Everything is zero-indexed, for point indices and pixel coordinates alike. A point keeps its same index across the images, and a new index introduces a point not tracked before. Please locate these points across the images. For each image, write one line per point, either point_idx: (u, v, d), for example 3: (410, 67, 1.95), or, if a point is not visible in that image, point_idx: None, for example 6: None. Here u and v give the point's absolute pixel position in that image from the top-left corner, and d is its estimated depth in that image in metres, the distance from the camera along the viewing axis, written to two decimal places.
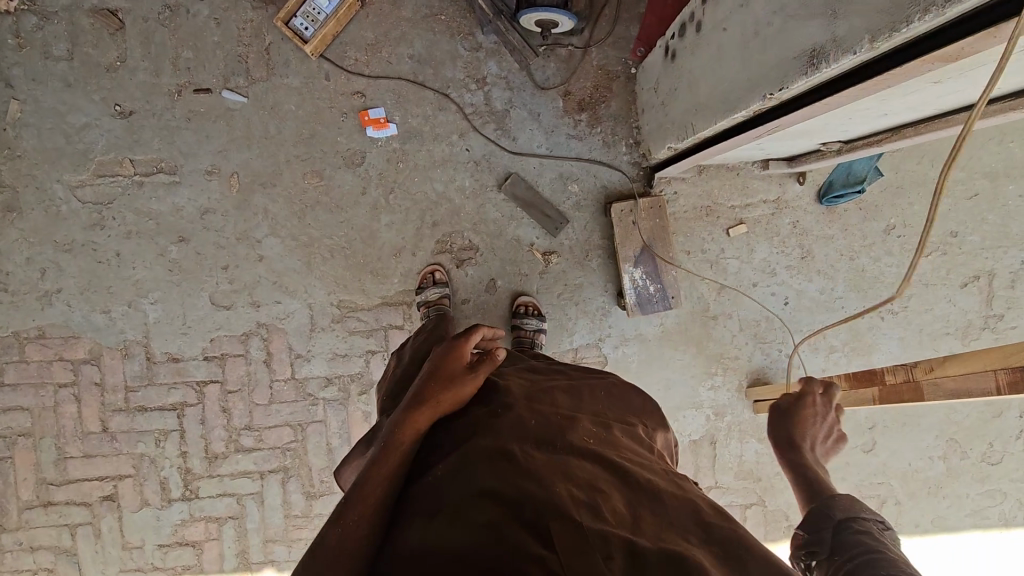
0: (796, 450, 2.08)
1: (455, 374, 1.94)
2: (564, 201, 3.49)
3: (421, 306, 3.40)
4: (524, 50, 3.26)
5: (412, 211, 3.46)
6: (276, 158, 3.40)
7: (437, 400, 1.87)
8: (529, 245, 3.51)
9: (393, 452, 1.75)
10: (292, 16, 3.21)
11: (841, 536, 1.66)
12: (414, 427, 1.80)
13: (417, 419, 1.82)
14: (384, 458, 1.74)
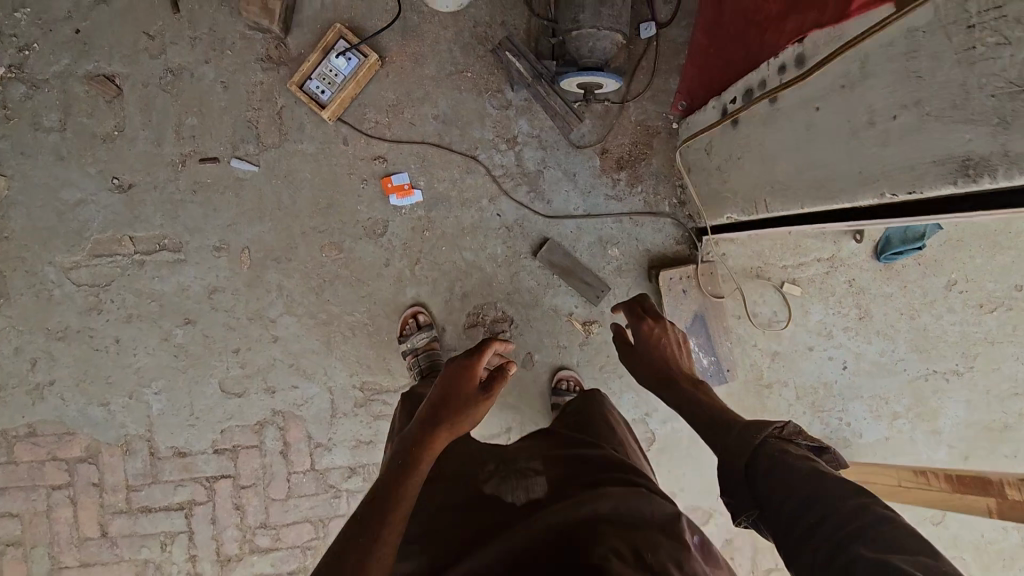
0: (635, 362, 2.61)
1: (468, 397, 1.71)
2: (604, 266, 3.21)
3: (408, 355, 3.06)
4: (564, 117, 3.03)
5: (439, 282, 3.18)
6: (291, 231, 3.11)
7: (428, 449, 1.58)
8: (567, 314, 3.23)
9: (370, 531, 1.38)
10: (307, 79, 2.95)
11: (759, 481, 1.64)
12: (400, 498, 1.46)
13: (403, 474, 1.52)
14: (358, 542, 1.37)
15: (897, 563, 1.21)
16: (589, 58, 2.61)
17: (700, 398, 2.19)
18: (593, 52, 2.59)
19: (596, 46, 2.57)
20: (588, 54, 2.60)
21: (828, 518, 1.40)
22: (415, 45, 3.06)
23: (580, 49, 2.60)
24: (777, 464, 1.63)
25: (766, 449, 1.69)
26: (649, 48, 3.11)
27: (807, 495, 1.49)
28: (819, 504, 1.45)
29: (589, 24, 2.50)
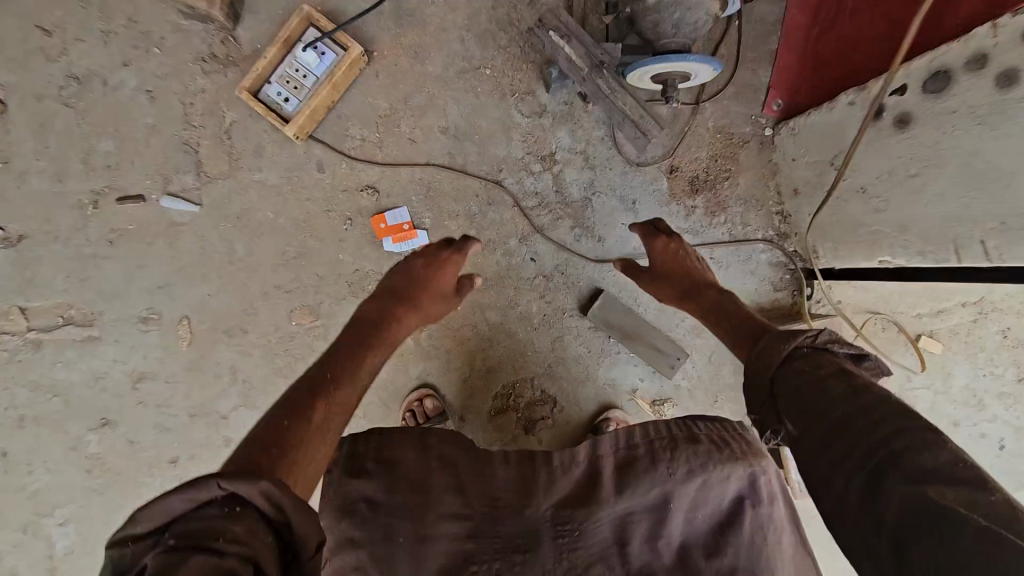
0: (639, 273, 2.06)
1: (441, 288, 1.79)
2: (679, 325, 2.36)
3: None
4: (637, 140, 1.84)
5: (454, 354, 2.33)
6: (248, 292, 2.26)
7: (331, 396, 1.37)
8: (629, 391, 2.38)
9: (278, 460, 1.16)
10: (265, 83, 2.12)
11: (789, 386, 1.26)
12: (300, 428, 1.26)
13: (297, 415, 1.28)
14: (286, 434, 1.22)
15: (953, 507, 0.89)
16: (670, 37, 1.76)
17: (717, 310, 1.74)
18: (676, 27, 1.73)
19: (681, 16, 1.70)
20: (669, 30, 1.74)
21: (866, 440, 1.06)
22: (413, 34, 2.23)
23: (655, 24, 1.74)
24: (811, 374, 1.24)
25: (786, 373, 1.29)
26: (732, 30, 2.28)
27: (861, 408, 1.11)
28: (862, 425, 1.09)
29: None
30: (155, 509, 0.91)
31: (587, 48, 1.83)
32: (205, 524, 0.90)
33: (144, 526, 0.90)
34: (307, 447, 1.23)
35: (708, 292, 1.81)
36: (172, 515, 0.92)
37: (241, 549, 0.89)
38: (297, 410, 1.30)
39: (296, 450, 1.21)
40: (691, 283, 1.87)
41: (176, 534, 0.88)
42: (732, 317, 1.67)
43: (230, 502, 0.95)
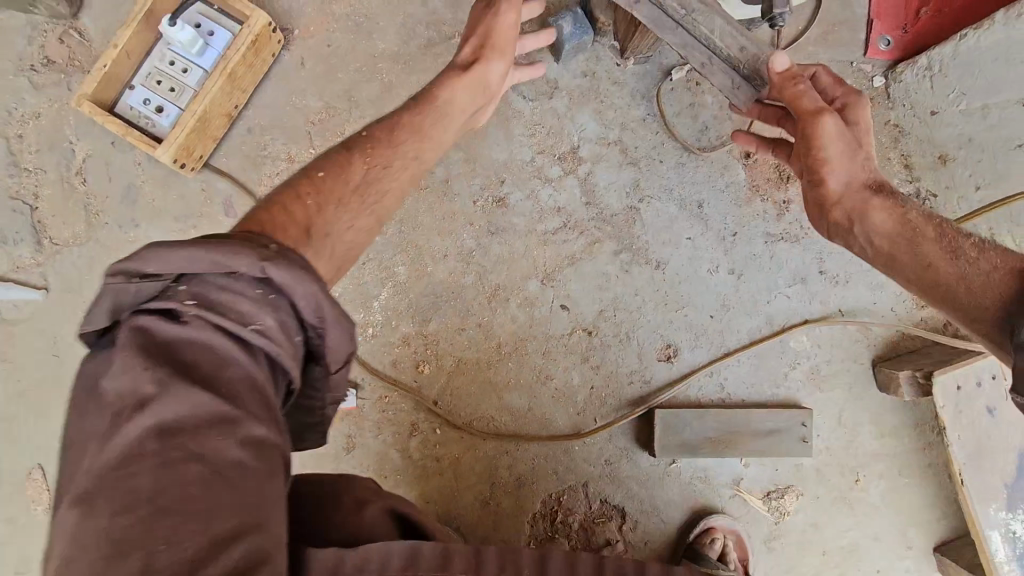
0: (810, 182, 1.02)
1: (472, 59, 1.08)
2: (788, 375, 1.59)
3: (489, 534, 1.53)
4: (736, 92, 1.11)
5: (463, 462, 1.54)
6: None
7: (380, 197, 0.92)
8: (731, 484, 1.58)
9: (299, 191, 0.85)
10: (128, 89, 1.37)
11: None
12: (336, 184, 0.89)
13: (331, 169, 0.90)
14: (304, 181, 0.88)
15: None
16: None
17: (903, 242, 0.93)
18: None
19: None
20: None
21: None
22: None
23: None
24: None
25: None
26: None
27: None
28: None
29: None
30: (164, 252, 0.64)
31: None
32: (226, 294, 0.64)
33: (150, 269, 0.64)
34: (346, 198, 0.88)
35: (879, 211, 0.95)
36: (184, 272, 0.64)
37: (268, 346, 0.63)
38: (305, 181, 0.88)
39: (340, 230, 0.86)
40: (817, 179, 1.01)
41: (190, 301, 0.63)
42: (955, 291, 0.87)
43: (266, 281, 0.65)
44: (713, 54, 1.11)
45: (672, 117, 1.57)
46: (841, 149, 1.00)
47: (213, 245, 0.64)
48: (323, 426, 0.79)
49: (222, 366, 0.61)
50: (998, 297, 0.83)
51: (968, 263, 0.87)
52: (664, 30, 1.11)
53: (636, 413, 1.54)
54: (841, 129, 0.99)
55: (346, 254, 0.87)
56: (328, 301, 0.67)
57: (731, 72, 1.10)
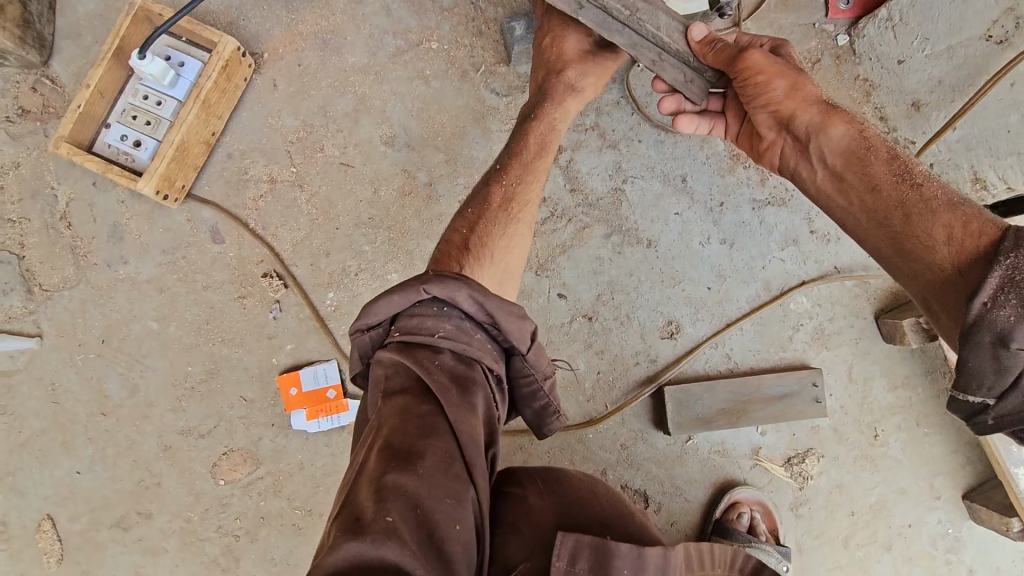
0: (762, 109, 1.06)
1: (578, 82, 1.20)
2: (794, 338, 1.58)
3: None
4: (689, 85, 1.15)
5: None
6: (138, 453, 1.43)
7: (525, 199, 1.11)
8: (750, 455, 1.56)
9: (467, 229, 1.04)
10: (104, 127, 1.38)
11: None
12: (480, 210, 1.07)
13: (479, 201, 1.09)
14: (462, 218, 1.07)
15: None
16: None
17: (854, 159, 0.94)
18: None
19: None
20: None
21: None
22: (314, 18, 1.51)
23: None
24: None
25: None
26: None
27: None
28: None
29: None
30: (381, 304, 0.86)
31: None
32: (416, 319, 0.84)
33: (375, 320, 0.86)
34: (494, 221, 1.06)
35: (836, 125, 0.97)
36: (392, 312, 0.85)
37: (456, 346, 0.82)
38: (461, 221, 1.06)
39: (498, 234, 1.06)
40: (767, 101, 1.05)
41: (397, 332, 0.83)
42: (900, 219, 0.86)
43: (441, 301, 0.85)
44: (663, 50, 1.10)
45: (646, 97, 1.57)
46: (787, 76, 1.04)
47: (403, 288, 0.86)
48: (549, 407, 0.92)
49: (423, 361, 0.80)
50: (939, 233, 0.81)
51: (916, 184, 0.87)
52: (612, 33, 1.08)
53: (645, 393, 1.53)
54: (774, 59, 1.06)
55: (505, 255, 1.06)
56: (488, 296, 0.85)
57: (681, 65, 1.12)
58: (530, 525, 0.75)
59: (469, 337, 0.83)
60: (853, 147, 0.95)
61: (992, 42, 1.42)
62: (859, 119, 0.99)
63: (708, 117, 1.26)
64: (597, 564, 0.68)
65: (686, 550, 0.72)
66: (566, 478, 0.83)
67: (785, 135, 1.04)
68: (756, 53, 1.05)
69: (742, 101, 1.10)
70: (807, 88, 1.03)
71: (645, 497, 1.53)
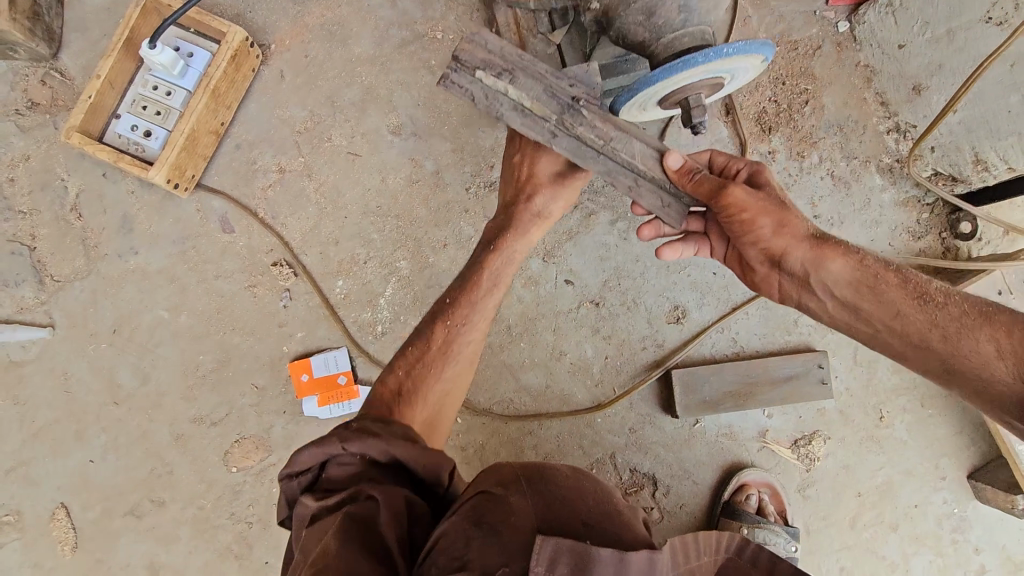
0: (756, 247, 1.03)
1: (541, 200, 1.18)
2: (799, 321, 1.59)
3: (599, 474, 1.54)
4: (667, 210, 1.07)
5: (490, 449, 1.52)
6: (150, 442, 1.44)
7: (470, 345, 1.09)
8: (757, 437, 1.57)
9: (401, 379, 1.02)
10: (114, 118, 1.39)
11: None
12: (416, 356, 1.05)
13: (418, 345, 1.07)
14: (397, 364, 1.04)
15: None
16: (680, 30, 0.97)
17: (863, 289, 0.94)
18: (688, 7, 0.95)
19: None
20: (677, 19, 0.96)
21: None
22: (321, 10, 1.52)
23: (643, 16, 0.96)
24: None
25: None
26: None
27: None
28: None
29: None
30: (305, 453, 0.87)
31: (544, 86, 1.03)
32: (336, 464, 0.84)
33: (302, 467, 0.86)
34: (431, 370, 1.04)
35: (834, 260, 0.95)
36: (318, 461, 0.86)
37: (372, 478, 0.82)
38: (397, 365, 1.05)
39: (437, 387, 1.04)
40: (756, 239, 1.02)
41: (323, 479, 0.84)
42: (939, 340, 0.87)
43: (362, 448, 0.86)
44: (638, 175, 1.06)
45: None
46: (771, 213, 1.00)
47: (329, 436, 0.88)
48: None
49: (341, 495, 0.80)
50: (986, 350, 0.83)
51: (939, 307, 0.88)
52: (586, 158, 1.05)
53: (652, 376, 1.54)
54: (751, 194, 1.01)
55: (441, 396, 1.04)
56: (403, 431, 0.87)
57: (658, 191, 1.06)
58: (509, 529, 0.72)
59: (383, 475, 0.83)
60: (864, 284, 0.94)
61: (990, 26, 1.35)
62: (845, 241, 0.99)
63: (693, 242, 1.27)
64: (578, 567, 0.67)
65: (672, 546, 0.78)
66: (549, 484, 0.81)
67: (781, 272, 1.02)
68: (732, 192, 1.00)
69: (729, 235, 1.06)
70: (791, 223, 0.99)
71: (653, 480, 1.54)
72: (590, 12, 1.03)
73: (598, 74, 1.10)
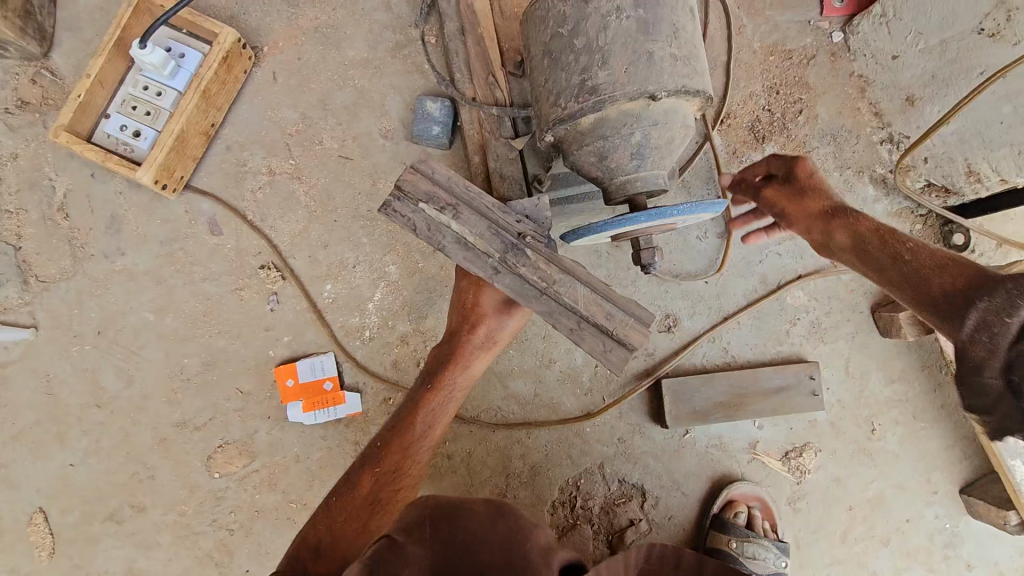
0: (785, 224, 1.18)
1: (485, 331, 1.18)
2: (791, 332, 1.58)
3: (588, 483, 1.52)
4: (609, 353, 1.04)
5: (476, 457, 1.50)
6: (133, 445, 1.42)
7: (396, 489, 1.13)
8: (748, 448, 1.56)
9: (327, 532, 1.04)
10: (103, 118, 1.38)
11: None
12: (346, 506, 1.08)
13: (344, 493, 1.10)
14: (323, 515, 1.07)
15: None
16: (632, 174, 1.04)
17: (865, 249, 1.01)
18: (640, 154, 1.01)
19: (643, 133, 0.99)
20: (629, 164, 1.02)
21: None
22: (316, 13, 1.52)
23: (595, 158, 1.04)
24: None
25: None
26: None
27: None
28: None
29: (616, 91, 0.95)
30: None
31: (488, 222, 1.05)
32: None
33: None
34: (357, 523, 1.06)
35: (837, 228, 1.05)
36: None
37: None
38: (324, 514, 1.08)
39: (354, 539, 1.04)
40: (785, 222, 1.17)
41: None
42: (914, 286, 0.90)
43: None
44: (582, 319, 1.04)
45: None
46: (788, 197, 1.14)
47: None
48: None
49: None
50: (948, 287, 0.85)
51: (921, 258, 0.92)
52: (529, 299, 1.04)
53: (642, 386, 1.53)
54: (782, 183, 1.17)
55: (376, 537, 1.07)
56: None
57: (600, 334, 1.04)
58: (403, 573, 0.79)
59: None
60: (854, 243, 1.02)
61: (984, 36, 1.35)
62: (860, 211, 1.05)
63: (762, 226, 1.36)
64: None
65: None
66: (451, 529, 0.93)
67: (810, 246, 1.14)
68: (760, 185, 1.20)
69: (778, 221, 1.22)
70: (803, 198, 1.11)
71: (642, 490, 1.52)
72: (546, 140, 1.07)
73: (548, 206, 1.12)
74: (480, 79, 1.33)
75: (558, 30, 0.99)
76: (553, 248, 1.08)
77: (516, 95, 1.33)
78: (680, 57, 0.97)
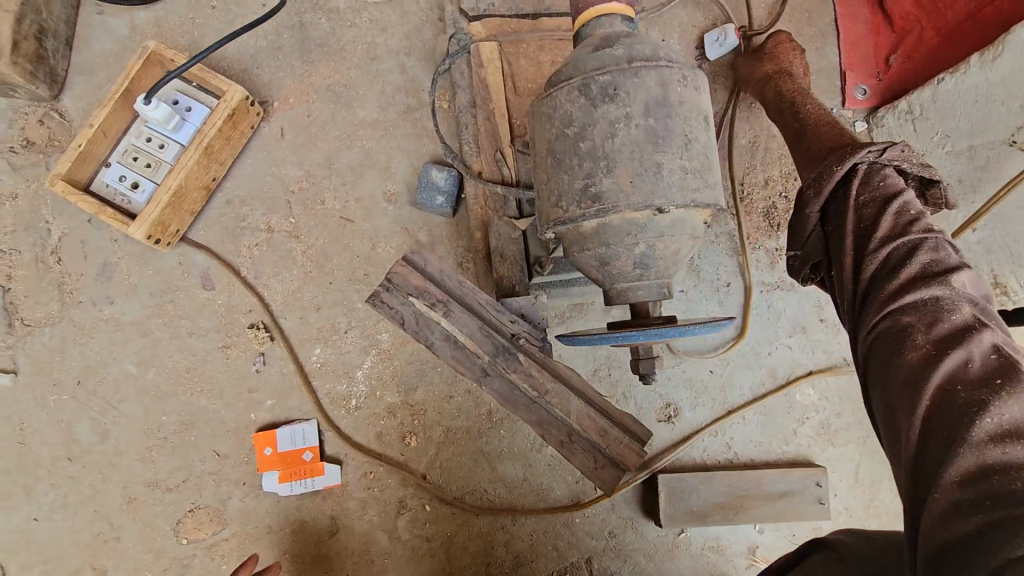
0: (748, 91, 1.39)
1: None
2: (798, 431, 1.49)
3: None
4: (599, 470, 1.01)
5: (457, 541, 1.42)
6: (100, 502, 1.37)
7: None
8: (746, 553, 1.46)
9: None
10: (104, 166, 1.36)
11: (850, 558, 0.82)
12: None
13: None
14: None
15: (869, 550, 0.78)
16: (633, 281, 0.97)
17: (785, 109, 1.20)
18: (643, 264, 0.95)
19: (648, 245, 0.94)
20: (632, 271, 0.96)
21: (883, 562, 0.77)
22: (328, 71, 1.49)
23: (597, 262, 0.97)
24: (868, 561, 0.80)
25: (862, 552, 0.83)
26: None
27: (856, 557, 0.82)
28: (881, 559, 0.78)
29: (620, 200, 0.90)
30: None
31: (480, 322, 1.02)
32: None
33: None
34: None
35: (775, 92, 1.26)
36: None
37: None
38: None
39: None
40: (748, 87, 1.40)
41: None
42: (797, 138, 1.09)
43: None
44: (573, 430, 1.02)
45: None
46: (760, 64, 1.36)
47: None
48: None
49: None
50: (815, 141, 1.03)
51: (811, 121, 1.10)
52: (518, 405, 1.02)
53: (637, 479, 1.44)
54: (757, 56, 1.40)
55: None
56: None
57: (590, 449, 1.01)
58: None
59: None
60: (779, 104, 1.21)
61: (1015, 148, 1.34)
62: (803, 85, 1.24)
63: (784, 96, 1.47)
64: None
65: None
66: None
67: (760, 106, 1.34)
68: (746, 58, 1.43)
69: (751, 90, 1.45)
70: (764, 71, 1.33)
71: None
72: (545, 235, 1.01)
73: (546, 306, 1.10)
74: (487, 154, 1.30)
75: (564, 130, 0.94)
76: (547, 351, 1.04)
77: (524, 173, 1.28)
78: (690, 169, 0.92)
